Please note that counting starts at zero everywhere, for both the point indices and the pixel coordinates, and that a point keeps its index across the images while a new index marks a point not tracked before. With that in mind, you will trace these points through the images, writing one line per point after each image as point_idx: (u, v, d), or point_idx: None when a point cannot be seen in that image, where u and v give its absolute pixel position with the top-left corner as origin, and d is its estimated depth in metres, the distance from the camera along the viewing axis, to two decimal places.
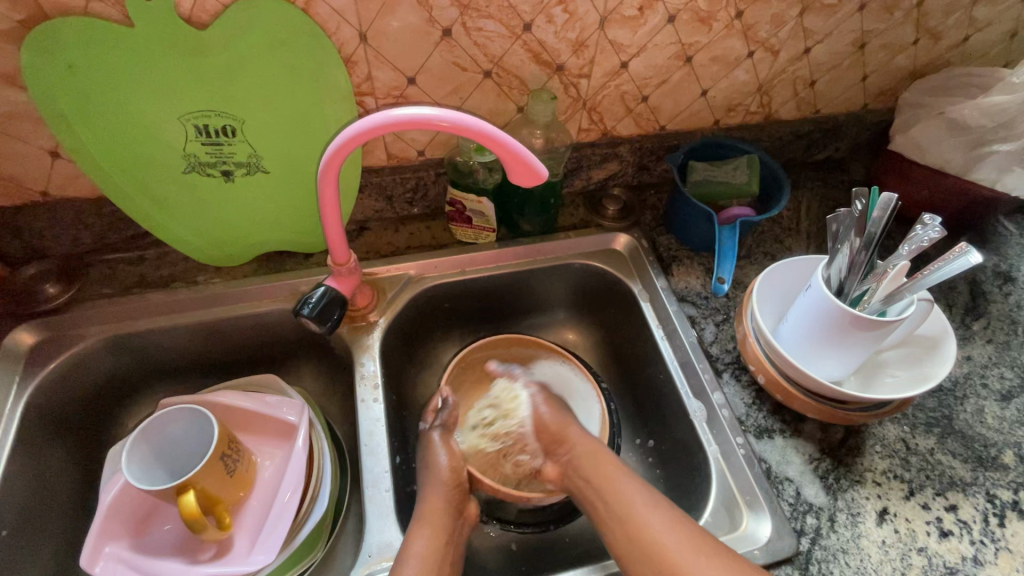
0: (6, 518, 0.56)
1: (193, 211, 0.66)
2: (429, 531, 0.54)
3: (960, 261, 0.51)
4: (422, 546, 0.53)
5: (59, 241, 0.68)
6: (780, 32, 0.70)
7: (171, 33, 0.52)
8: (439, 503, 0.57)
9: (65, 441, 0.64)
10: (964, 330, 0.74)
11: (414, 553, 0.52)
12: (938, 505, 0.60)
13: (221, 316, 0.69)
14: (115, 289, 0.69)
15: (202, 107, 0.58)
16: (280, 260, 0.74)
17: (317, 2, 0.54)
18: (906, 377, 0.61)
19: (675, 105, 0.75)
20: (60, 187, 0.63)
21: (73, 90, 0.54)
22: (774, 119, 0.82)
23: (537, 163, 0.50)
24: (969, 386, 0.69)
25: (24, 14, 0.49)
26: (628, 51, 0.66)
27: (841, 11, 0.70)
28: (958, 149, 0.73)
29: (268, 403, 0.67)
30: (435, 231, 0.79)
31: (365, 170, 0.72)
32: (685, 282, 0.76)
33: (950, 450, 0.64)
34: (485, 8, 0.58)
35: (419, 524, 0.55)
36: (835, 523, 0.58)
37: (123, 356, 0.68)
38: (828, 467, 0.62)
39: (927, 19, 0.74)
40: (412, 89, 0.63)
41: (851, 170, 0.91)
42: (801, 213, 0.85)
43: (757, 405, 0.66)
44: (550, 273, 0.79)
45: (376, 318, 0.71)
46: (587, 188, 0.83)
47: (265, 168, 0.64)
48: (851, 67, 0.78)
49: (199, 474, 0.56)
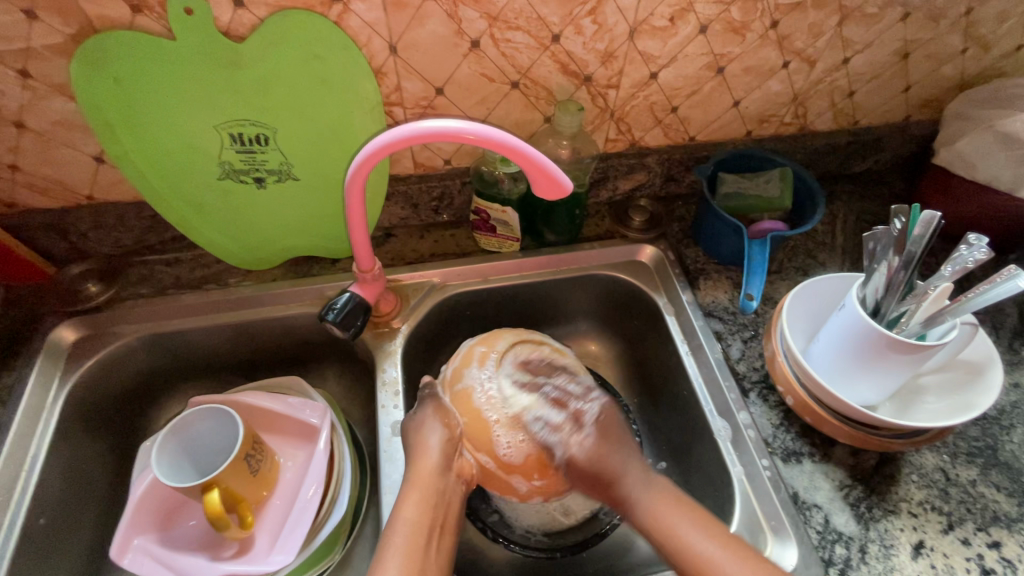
0: (45, 507, 0.59)
1: (225, 216, 0.68)
2: (416, 493, 0.52)
3: (1008, 285, 0.48)
4: (411, 512, 0.51)
5: (101, 242, 0.71)
6: (818, 42, 0.68)
7: (209, 45, 0.54)
8: (429, 467, 0.54)
9: (102, 434, 0.67)
10: (1012, 354, 0.70)
11: (404, 519, 0.51)
12: (980, 541, 0.57)
13: (249, 319, 0.71)
14: (151, 290, 0.71)
15: (237, 117, 0.60)
16: (307, 265, 0.75)
17: (349, 16, 0.55)
18: (946, 405, 0.58)
19: (705, 116, 0.74)
20: (104, 191, 0.66)
21: (118, 101, 0.56)
22: (809, 130, 0.80)
23: (561, 176, 0.50)
24: (1018, 415, 0.65)
25: (74, 28, 0.52)
26: (658, 62, 0.65)
27: (883, 20, 0.67)
28: (1007, 164, 0.69)
29: (291, 405, 0.68)
30: (459, 239, 0.79)
31: (392, 180, 0.73)
32: (713, 296, 0.74)
33: (994, 482, 0.61)
34: (513, 20, 0.58)
35: (406, 490, 0.53)
36: (866, 555, 0.55)
37: (155, 353, 0.70)
38: (860, 495, 0.59)
39: (977, 28, 0.71)
40: (440, 100, 0.64)
41: (891, 184, 0.88)
42: (836, 228, 0.82)
43: (785, 427, 0.64)
44: (573, 285, 0.78)
45: (399, 324, 0.71)
46: (613, 198, 0.82)
47: (296, 175, 0.66)
48: (893, 77, 0.75)
49: (223, 472, 0.57)
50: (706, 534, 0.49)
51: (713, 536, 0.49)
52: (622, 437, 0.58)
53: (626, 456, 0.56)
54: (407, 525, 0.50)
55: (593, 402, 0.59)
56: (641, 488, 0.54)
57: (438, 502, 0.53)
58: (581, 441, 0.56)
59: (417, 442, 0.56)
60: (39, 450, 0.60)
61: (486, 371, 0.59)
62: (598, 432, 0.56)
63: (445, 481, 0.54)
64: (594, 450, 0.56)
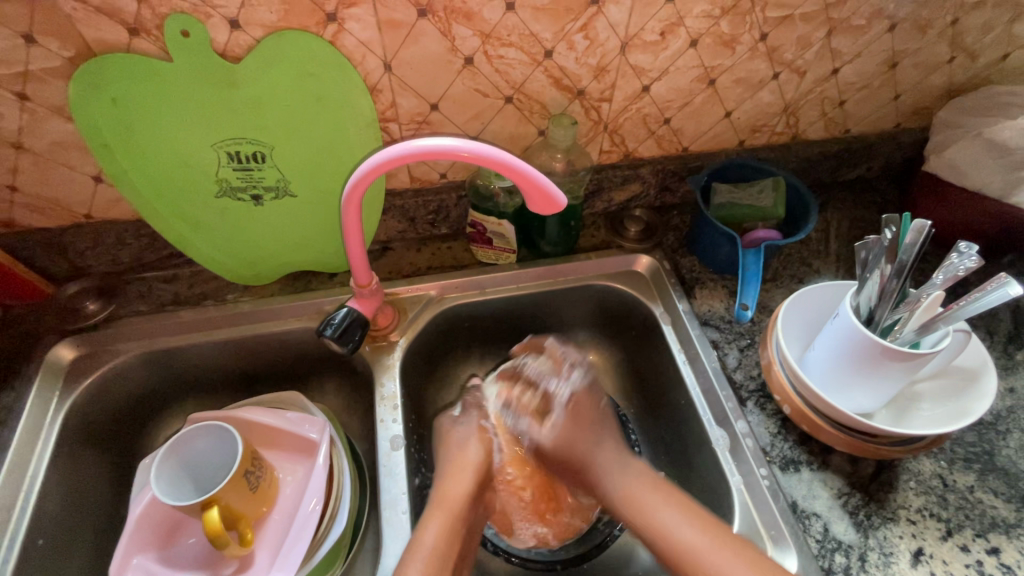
0: (44, 527, 0.58)
1: (223, 233, 0.68)
2: (443, 516, 0.56)
3: (999, 293, 0.49)
4: (432, 534, 0.54)
5: (100, 260, 0.71)
6: (807, 53, 0.69)
7: (206, 66, 0.55)
8: (457, 491, 0.58)
9: (101, 452, 0.67)
10: (1007, 359, 0.71)
11: (424, 543, 0.53)
12: (978, 547, 0.57)
13: (248, 334, 0.71)
14: (150, 307, 0.71)
15: (234, 135, 0.60)
16: (305, 279, 0.76)
17: (344, 35, 0.55)
18: (942, 412, 0.59)
19: (698, 127, 0.74)
20: (102, 210, 0.66)
21: (116, 122, 0.57)
22: (801, 139, 0.81)
23: (555, 191, 0.50)
24: (1014, 420, 0.66)
25: (72, 51, 0.52)
26: (650, 76, 0.66)
27: (871, 31, 0.68)
28: (997, 171, 0.70)
29: (290, 420, 0.68)
30: (456, 251, 0.80)
31: (389, 194, 0.73)
32: (709, 305, 0.75)
33: (992, 488, 0.61)
34: (506, 37, 0.59)
35: (434, 513, 0.56)
36: (866, 563, 0.55)
37: (155, 370, 0.70)
38: (858, 503, 0.59)
39: (963, 37, 0.72)
40: (435, 115, 0.64)
41: (883, 191, 0.89)
42: (830, 235, 0.83)
43: (782, 435, 0.64)
44: (570, 295, 0.78)
45: (397, 338, 0.72)
46: (608, 209, 0.83)
47: (293, 192, 0.66)
48: (882, 86, 0.76)
49: (223, 490, 0.57)
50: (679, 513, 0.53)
51: (691, 521, 0.52)
52: (597, 422, 0.63)
53: (596, 441, 0.61)
54: (430, 551, 0.53)
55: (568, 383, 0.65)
56: (612, 469, 0.59)
57: (460, 525, 0.56)
58: (552, 425, 0.62)
59: (455, 460, 0.61)
60: (38, 469, 0.60)
61: (513, 407, 0.65)
62: (568, 412, 0.62)
63: (471, 511, 0.58)
64: (565, 429, 0.61)
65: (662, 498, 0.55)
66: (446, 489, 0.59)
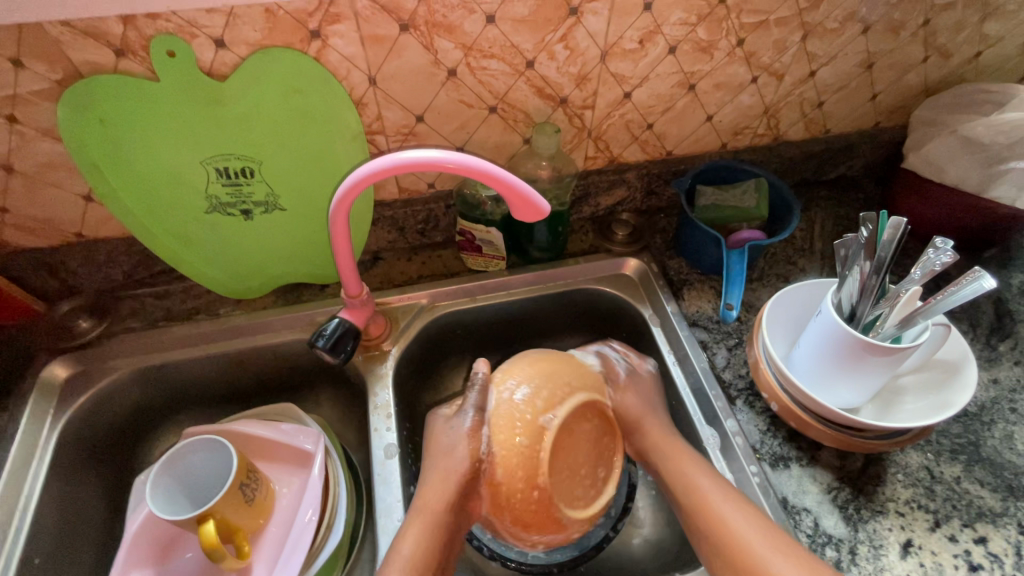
0: (40, 545, 0.59)
1: (214, 248, 0.69)
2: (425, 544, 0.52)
3: (974, 286, 0.50)
4: (412, 546, 0.52)
5: (92, 278, 0.71)
6: (784, 57, 0.70)
7: (193, 84, 0.56)
8: (437, 499, 0.55)
9: (97, 469, 0.67)
10: (990, 351, 0.72)
11: (401, 555, 0.51)
12: (966, 537, 0.58)
13: (241, 348, 0.72)
14: (143, 323, 0.72)
15: (222, 152, 0.61)
16: (297, 292, 0.76)
17: (328, 51, 0.56)
18: (926, 405, 0.60)
19: (681, 131, 0.76)
20: (93, 228, 0.67)
21: (105, 142, 0.57)
22: (783, 140, 0.82)
23: (538, 199, 0.51)
24: (998, 411, 0.67)
25: (60, 74, 0.53)
26: (631, 82, 0.68)
27: (845, 33, 0.70)
28: (973, 166, 0.72)
29: (286, 432, 0.69)
30: (446, 260, 0.81)
31: (377, 205, 0.74)
32: (697, 305, 0.76)
33: (979, 479, 0.62)
34: (488, 49, 0.60)
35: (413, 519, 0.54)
36: (857, 556, 0.56)
37: (149, 386, 0.71)
38: (847, 497, 0.60)
39: (936, 37, 0.73)
40: (420, 127, 0.65)
41: (865, 188, 0.91)
42: (814, 233, 0.84)
43: (772, 432, 0.65)
44: (561, 300, 0.79)
45: (389, 347, 0.72)
46: (596, 213, 0.84)
47: (282, 206, 0.67)
48: (859, 87, 0.77)
49: (219, 503, 0.58)
50: (709, 476, 0.56)
51: (720, 485, 0.55)
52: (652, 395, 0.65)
53: (650, 408, 0.63)
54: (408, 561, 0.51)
55: (646, 367, 0.67)
56: (653, 433, 0.61)
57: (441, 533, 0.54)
58: (624, 396, 0.63)
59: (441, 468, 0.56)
60: (34, 488, 0.60)
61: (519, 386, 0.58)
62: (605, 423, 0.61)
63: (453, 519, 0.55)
64: (629, 398, 0.63)
65: (702, 466, 0.57)
66: (425, 496, 0.55)
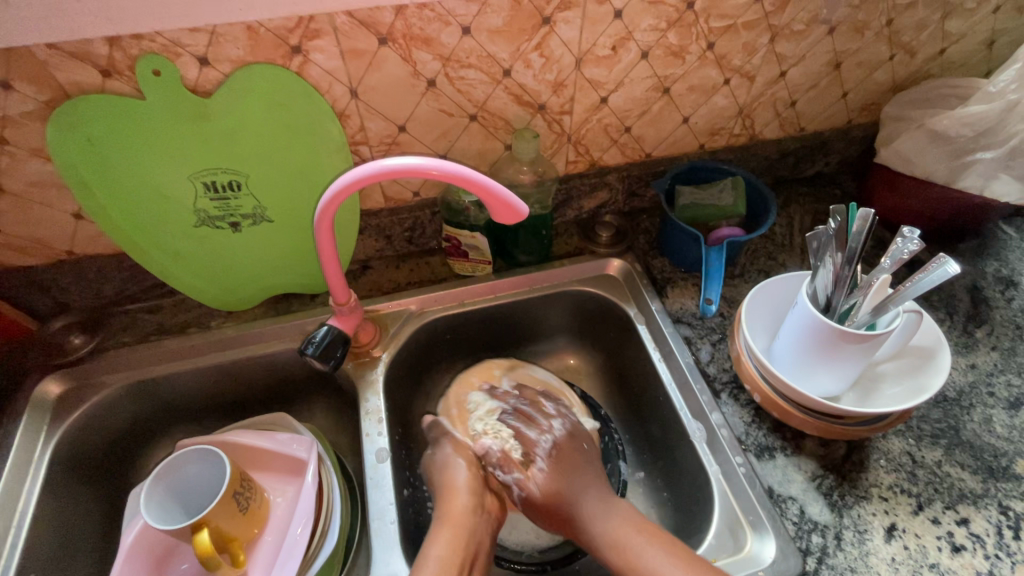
0: (35, 561, 0.59)
1: (204, 261, 0.70)
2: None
3: (940, 272, 0.52)
4: (441, 549, 0.55)
5: (84, 294, 0.72)
6: (753, 58, 0.72)
7: (179, 101, 0.57)
8: (459, 506, 0.59)
9: (92, 484, 0.68)
10: (967, 337, 0.74)
11: (432, 556, 0.54)
12: (949, 519, 0.59)
13: (233, 359, 0.73)
14: (135, 337, 0.73)
15: (209, 167, 0.62)
16: (287, 301, 0.77)
17: (310, 65, 0.58)
18: (904, 389, 0.61)
19: (658, 134, 0.78)
20: (83, 245, 0.68)
21: (94, 159, 0.59)
22: (758, 139, 0.84)
23: (517, 202, 0.53)
24: (976, 395, 0.68)
25: (47, 94, 0.54)
26: (606, 87, 0.70)
27: (812, 34, 0.72)
28: (942, 159, 0.74)
29: (280, 441, 0.70)
30: (434, 266, 0.82)
31: (364, 214, 0.76)
32: (680, 303, 0.77)
33: (959, 461, 0.63)
34: (466, 59, 0.62)
35: (440, 528, 0.57)
36: (842, 541, 0.57)
37: (144, 400, 0.71)
38: (832, 484, 0.61)
39: (900, 36, 0.76)
40: (403, 136, 0.67)
41: (842, 184, 0.93)
42: (793, 229, 0.86)
43: (756, 424, 0.66)
44: (548, 302, 0.81)
45: (379, 353, 0.73)
46: (579, 216, 0.86)
47: (270, 217, 0.68)
48: (829, 86, 0.80)
49: (213, 513, 0.58)
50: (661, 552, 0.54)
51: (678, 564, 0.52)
52: (585, 467, 0.63)
53: (584, 487, 0.61)
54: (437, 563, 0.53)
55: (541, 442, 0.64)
56: (596, 511, 0.59)
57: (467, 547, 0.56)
58: (539, 473, 0.62)
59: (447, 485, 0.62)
60: (28, 504, 0.60)
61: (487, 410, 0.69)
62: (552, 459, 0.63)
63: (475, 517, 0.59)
64: (551, 481, 0.61)
65: (653, 541, 0.55)
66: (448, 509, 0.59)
